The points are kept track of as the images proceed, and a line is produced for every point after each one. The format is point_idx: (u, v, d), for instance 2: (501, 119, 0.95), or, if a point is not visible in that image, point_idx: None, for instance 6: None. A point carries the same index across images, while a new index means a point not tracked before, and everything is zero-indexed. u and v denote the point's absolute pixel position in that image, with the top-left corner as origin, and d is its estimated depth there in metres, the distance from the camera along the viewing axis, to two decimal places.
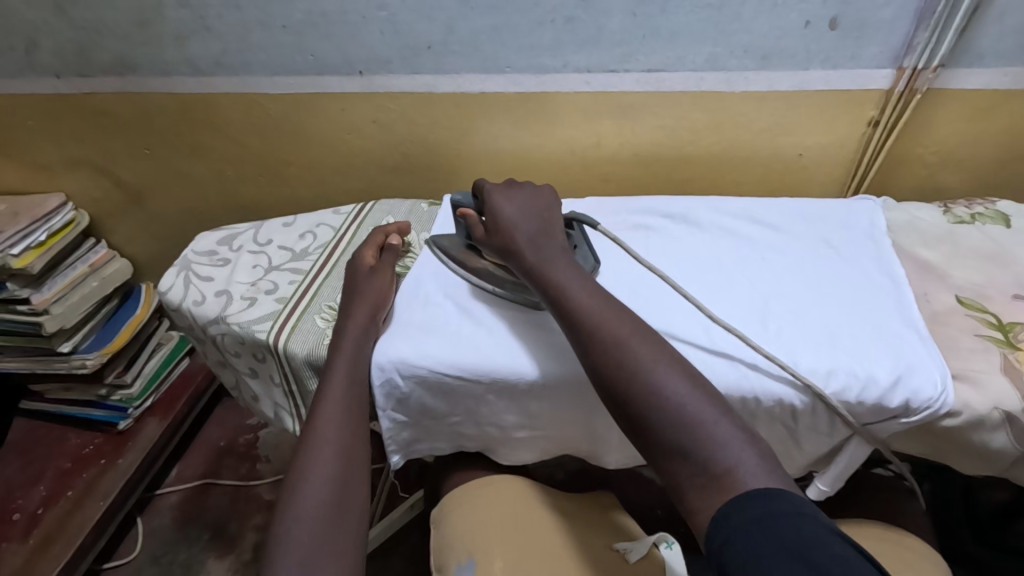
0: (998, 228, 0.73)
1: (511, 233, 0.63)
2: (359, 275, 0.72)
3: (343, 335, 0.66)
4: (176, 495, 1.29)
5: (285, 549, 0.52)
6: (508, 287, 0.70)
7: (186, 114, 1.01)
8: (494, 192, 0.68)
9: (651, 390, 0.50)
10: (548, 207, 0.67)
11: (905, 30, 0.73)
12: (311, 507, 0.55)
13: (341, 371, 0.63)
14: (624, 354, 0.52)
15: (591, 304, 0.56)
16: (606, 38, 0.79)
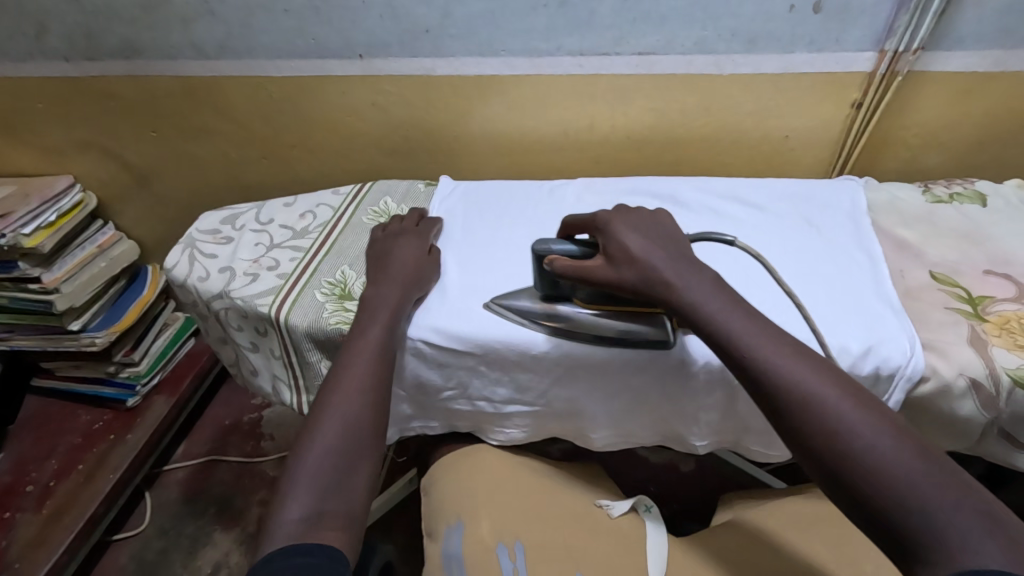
0: (974, 207, 0.75)
1: (647, 265, 0.59)
2: (398, 248, 0.74)
3: (380, 298, 0.68)
4: (183, 471, 1.33)
5: (299, 481, 0.55)
6: (618, 329, 0.64)
7: (191, 98, 1.04)
8: (610, 219, 0.64)
9: (795, 398, 0.50)
10: (667, 226, 0.65)
11: (887, 14, 0.75)
12: (329, 447, 0.57)
13: (378, 327, 0.65)
14: (761, 360, 0.53)
15: (715, 309, 0.56)
16: (597, 21, 0.82)
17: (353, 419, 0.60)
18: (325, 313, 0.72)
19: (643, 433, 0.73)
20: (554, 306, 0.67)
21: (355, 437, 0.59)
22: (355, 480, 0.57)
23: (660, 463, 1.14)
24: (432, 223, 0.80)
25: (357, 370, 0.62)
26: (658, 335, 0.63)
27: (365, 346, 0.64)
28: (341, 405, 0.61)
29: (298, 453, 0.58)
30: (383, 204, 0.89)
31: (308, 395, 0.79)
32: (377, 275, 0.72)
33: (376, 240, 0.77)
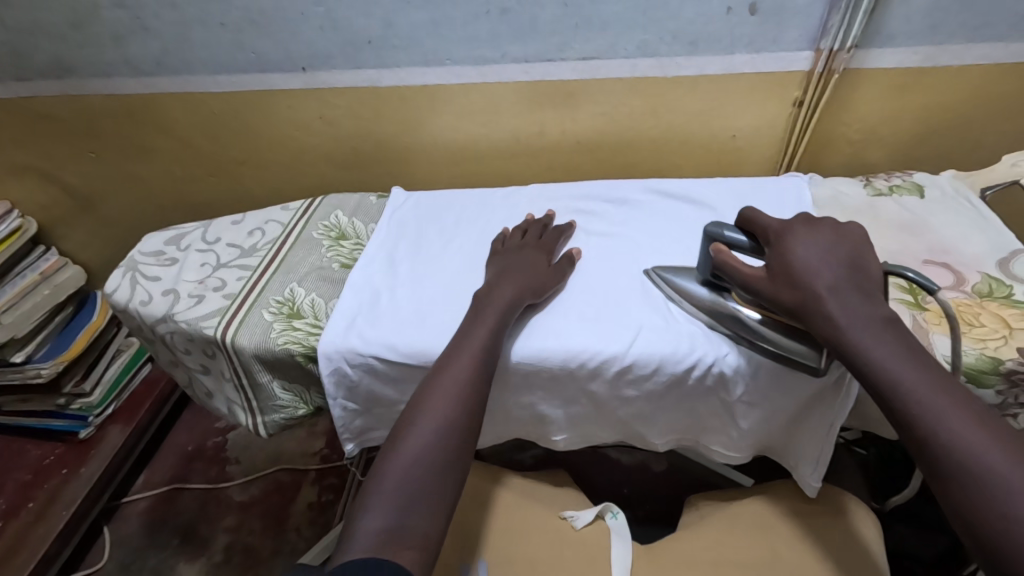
0: (912, 199, 0.77)
1: (812, 286, 0.55)
2: (525, 256, 0.71)
3: (486, 306, 0.65)
4: (143, 502, 1.27)
5: (384, 491, 0.53)
6: (771, 340, 0.59)
7: (130, 116, 1.00)
8: (789, 228, 0.59)
9: (913, 384, 0.49)
10: (861, 251, 0.58)
11: (820, 14, 0.77)
12: (417, 461, 0.55)
13: (484, 329, 0.62)
14: (884, 352, 0.51)
15: (848, 296, 0.54)
16: (540, 29, 0.82)
17: (442, 433, 0.57)
18: (274, 333, 0.70)
19: (605, 438, 0.73)
20: (711, 293, 0.64)
21: (441, 452, 0.56)
22: (439, 498, 0.54)
23: (633, 464, 1.13)
24: (559, 233, 0.76)
25: (452, 383, 0.59)
26: (806, 355, 0.58)
27: (466, 353, 0.61)
28: (433, 415, 0.58)
29: (384, 460, 0.56)
30: (334, 218, 0.87)
31: (260, 418, 0.76)
32: (495, 278, 0.69)
33: (495, 253, 0.74)
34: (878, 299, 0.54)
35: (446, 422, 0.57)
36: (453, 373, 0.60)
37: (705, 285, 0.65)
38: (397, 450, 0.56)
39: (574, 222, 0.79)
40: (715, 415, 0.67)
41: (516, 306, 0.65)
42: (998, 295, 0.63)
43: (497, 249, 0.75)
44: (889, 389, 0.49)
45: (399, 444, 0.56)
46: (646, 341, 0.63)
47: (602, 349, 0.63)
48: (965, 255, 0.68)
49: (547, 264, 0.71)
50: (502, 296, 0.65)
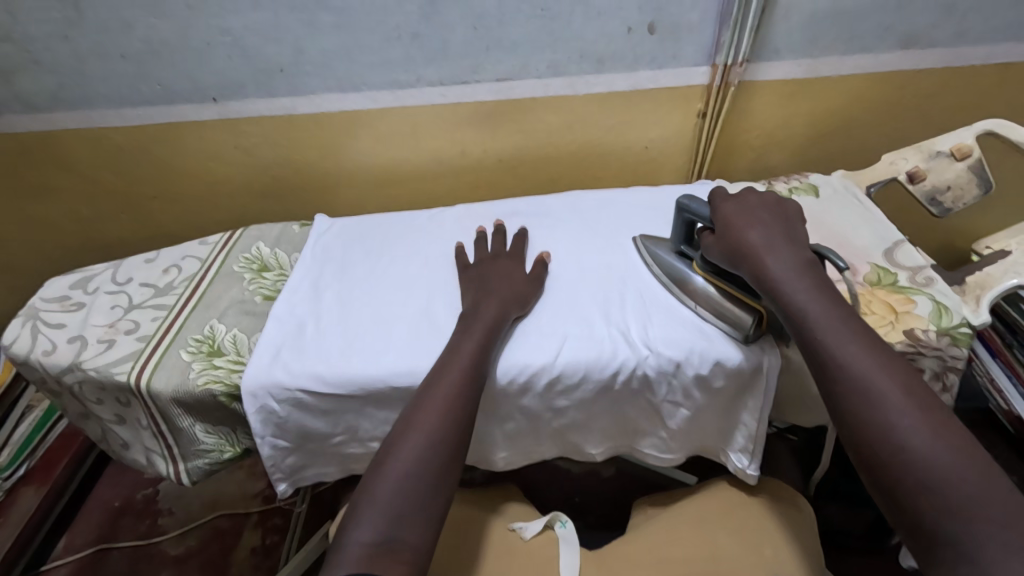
0: (809, 198, 0.83)
1: (744, 238, 0.63)
2: (499, 267, 0.73)
3: (472, 322, 0.65)
4: (64, 568, 1.17)
5: (374, 505, 0.52)
6: (720, 308, 0.65)
7: (26, 155, 0.95)
8: (734, 201, 0.67)
9: (866, 392, 0.52)
10: (792, 226, 0.65)
11: (712, 31, 0.82)
12: (407, 475, 0.54)
13: (472, 345, 0.63)
14: (847, 357, 0.54)
15: (841, 340, 0.55)
16: (452, 52, 0.83)
17: (434, 444, 0.56)
18: (192, 374, 0.67)
19: (544, 451, 0.74)
20: (677, 262, 0.71)
21: (433, 463, 0.55)
22: (428, 511, 0.53)
23: (582, 472, 1.15)
24: (519, 242, 0.77)
25: (442, 397, 0.59)
26: (740, 323, 0.64)
27: (453, 370, 0.60)
28: (421, 429, 0.57)
29: (372, 476, 0.55)
30: (254, 249, 0.85)
31: (184, 464, 0.72)
32: (475, 294, 0.69)
33: (470, 267, 0.74)
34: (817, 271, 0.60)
35: (437, 434, 0.57)
36: (442, 386, 0.59)
37: (676, 256, 0.71)
38: (387, 465, 0.55)
39: (526, 227, 0.81)
40: (643, 415, 0.69)
41: (504, 318, 0.66)
42: (885, 283, 0.68)
43: (466, 264, 0.75)
44: (871, 432, 0.50)
45: (390, 457, 0.55)
46: (572, 351, 0.65)
47: (532, 362, 0.64)
48: (855, 247, 0.74)
49: (519, 274, 0.72)
50: (492, 310, 0.66)
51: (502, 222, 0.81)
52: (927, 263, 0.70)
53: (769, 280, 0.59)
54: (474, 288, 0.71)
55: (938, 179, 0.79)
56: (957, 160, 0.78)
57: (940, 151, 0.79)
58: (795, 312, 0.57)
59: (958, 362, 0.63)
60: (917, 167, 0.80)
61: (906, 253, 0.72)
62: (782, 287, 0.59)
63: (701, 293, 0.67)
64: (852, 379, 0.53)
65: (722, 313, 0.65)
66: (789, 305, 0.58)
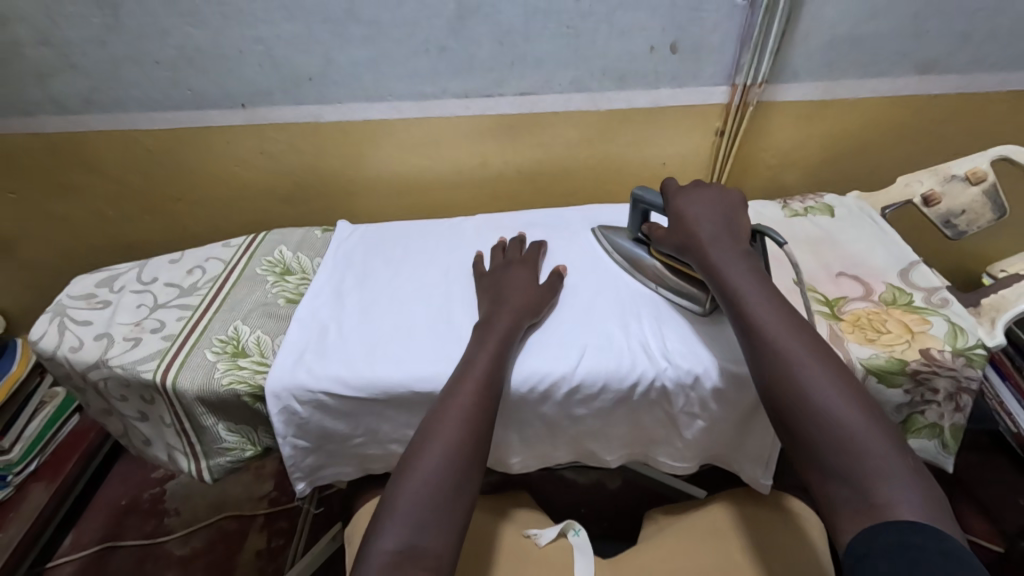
0: (824, 218, 0.84)
1: (690, 227, 0.67)
2: (516, 274, 0.74)
3: (488, 331, 0.66)
4: (71, 566, 1.17)
5: (396, 514, 0.53)
6: (676, 284, 0.71)
7: (56, 155, 0.97)
8: (683, 189, 0.71)
9: (779, 354, 0.55)
10: (735, 210, 0.69)
11: (733, 53, 0.84)
12: (429, 485, 0.55)
13: (487, 354, 0.63)
14: (766, 325, 0.57)
15: (764, 313, 0.58)
16: (477, 66, 0.85)
17: (453, 454, 0.57)
18: (217, 374, 0.68)
19: (558, 458, 0.75)
20: (635, 247, 0.77)
21: (454, 474, 0.56)
22: (449, 521, 0.54)
23: (589, 483, 1.15)
24: (535, 249, 0.79)
25: (460, 406, 0.60)
26: (697, 299, 0.69)
27: (470, 381, 0.61)
28: (441, 439, 0.58)
29: (394, 486, 0.56)
30: (277, 253, 0.86)
31: (205, 462, 0.73)
32: (493, 302, 0.70)
33: (487, 276, 0.76)
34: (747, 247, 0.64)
35: (456, 443, 0.57)
36: (460, 395, 0.60)
37: (634, 242, 0.78)
38: (409, 474, 0.56)
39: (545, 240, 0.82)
40: (659, 427, 0.70)
41: (519, 326, 0.67)
42: (901, 303, 0.70)
43: (481, 271, 0.77)
44: (781, 390, 0.54)
45: (410, 466, 0.56)
46: (592, 360, 0.66)
47: (550, 370, 0.65)
48: (870, 267, 0.75)
49: (536, 283, 0.74)
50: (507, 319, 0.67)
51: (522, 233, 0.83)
52: (943, 284, 0.71)
53: (708, 265, 0.64)
54: (490, 293, 0.72)
55: (953, 202, 0.80)
56: (972, 184, 0.79)
57: (954, 175, 0.80)
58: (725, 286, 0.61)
59: (972, 383, 0.63)
60: (933, 191, 0.81)
61: (921, 274, 0.73)
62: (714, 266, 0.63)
63: (657, 275, 0.73)
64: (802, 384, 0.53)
65: (679, 290, 0.71)
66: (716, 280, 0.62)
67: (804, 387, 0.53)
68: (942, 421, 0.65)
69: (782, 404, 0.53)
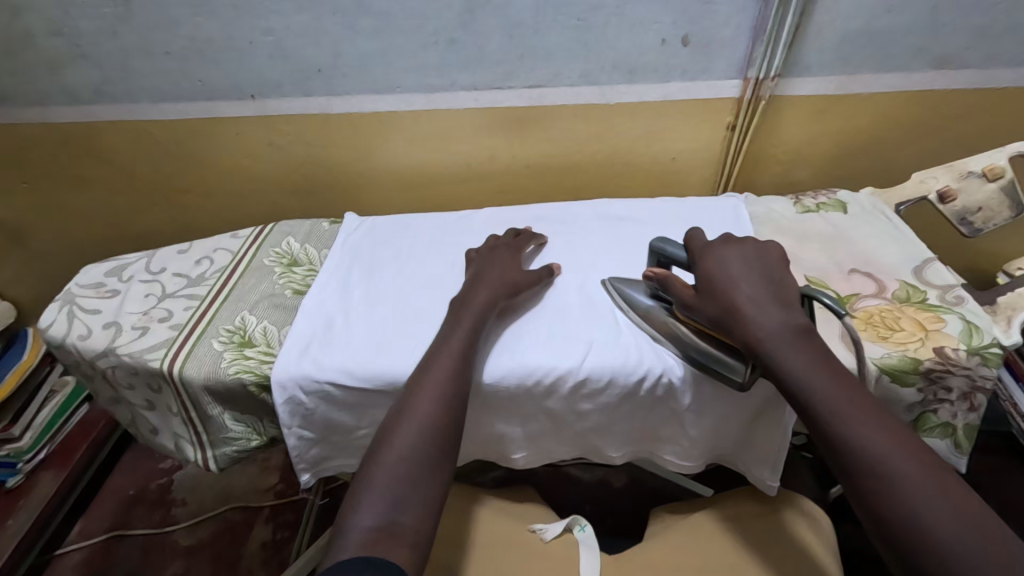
0: (837, 214, 0.83)
1: (730, 298, 0.59)
2: (501, 257, 0.75)
3: (462, 312, 0.67)
4: (79, 553, 1.18)
5: (373, 492, 0.53)
6: (704, 350, 0.63)
7: (66, 144, 0.97)
8: (712, 249, 0.64)
9: (856, 450, 0.49)
10: (776, 269, 0.62)
11: (746, 46, 0.83)
12: (405, 463, 0.54)
13: (460, 337, 0.64)
14: (833, 411, 0.51)
15: (830, 397, 0.52)
16: (487, 58, 0.85)
17: (429, 429, 0.57)
18: (224, 363, 0.68)
19: (563, 453, 0.74)
20: (651, 307, 0.68)
21: (429, 454, 0.56)
22: (426, 500, 0.53)
23: (594, 480, 1.15)
24: (530, 238, 0.80)
25: (433, 386, 0.60)
26: (732, 367, 0.61)
27: (443, 361, 0.61)
28: (415, 419, 0.57)
29: (369, 465, 0.55)
30: (285, 245, 0.86)
31: (211, 451, 0.74)
32: (470, 284, 0.71)
33: (474, 257, 0.77)
34: (794, 310, 0.58)
35: (429, 421, 0.57)
36: (435, 374, 0.60)
37: (650, 300, 0.69)
38: (383, 453, 0.55)
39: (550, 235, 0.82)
40: (666, 423, 0.69)
41: (492, 308, 0.68)
42: (914, 300, 0.68)
43: (471, 256, 0.78)
44: (872, 492, 0.47)
45: (385, 445, 0.56)
46: (599, 354, 0.65)
47: (556, 364, 0.65)
48: (884, 264, 0.74)
49: (520, 269, 0.74)
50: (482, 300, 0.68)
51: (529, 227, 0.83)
52: (957, 282, 0.70)
53: (755, 338, 0.56)
54: (470, 278, 0.73)
55: (970, 200, 0.79)
56: (989, 181, 0.78)
57: (971, 172, 0.79)
58: (777, 366, 0.54)
59: (987, 382, 0.62)
60: (949, 187, 0.80)
61: (936, 271, 0.72)
62: (760, 338, 0.56)
63: (682, 340, 0.64)
64: (888, 485, 0.47)
65: (709, 358, 0.63)
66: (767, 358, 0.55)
67: (897, 490, 0.46)
68: (955, 421, 0.64)
69: (876, 508, 0.47)
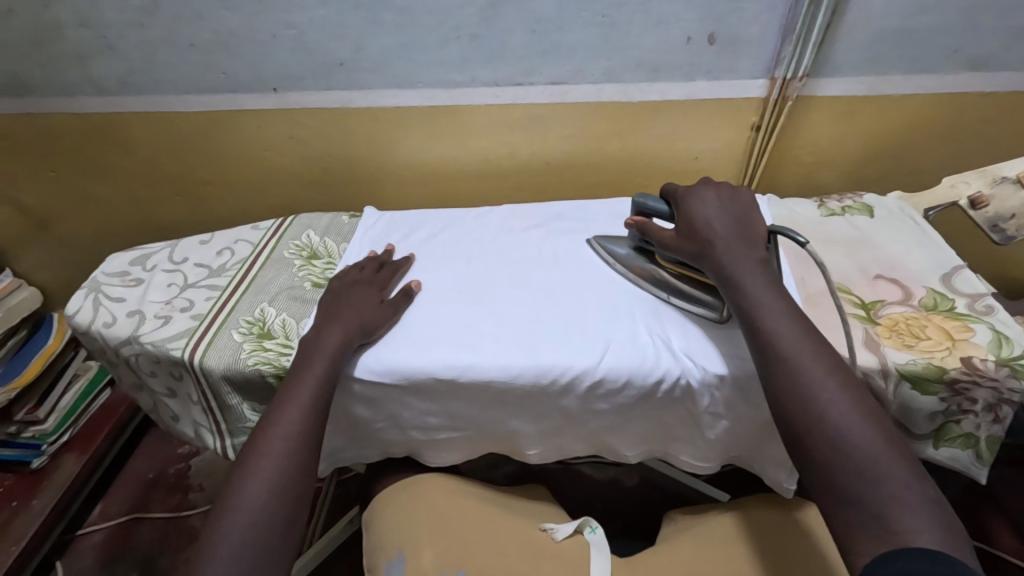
0: (863, 218, 0.81)
1: (705, 235, 0.65)
2: (356, 293, 0.72)
3: (313, 349, 0.65)
4: (99, 535, 1.21)
5: (222, 538, 0.53)
6: (687, 292, 0.69)
7: (92, 134, 0.99)
8: (692, 193, 0.69)
9: (790, 372, 0.53)
10: (748, 212, 0.68)
11: (774, 45, 0.82)
12: (258, 503, 0.55)
13: (318, 366, 0.63)
14: (780, 337, 0.56)
15: (778, 327, 0.56)
16: (509, 54, 0.84)
17: (281, 467, 0.58)
18: (244, 354, 0.69)
19: (577, 452, 0.74)
20: (636, 257, 0.75)
21: (278, 493, 0.56)
22: (271, 539, 0.54)
23: (605, 479, 1.14)
24: (392, 268, 0.77)
25: (287, 424, 0.60)
26: (711, 305, 0.67)
27: (298, 397, 0.61)
28: (266, 458, 0.58)
29: (220, 506, 0.55)
30: (305, 237, 0.87)
31: (230, 440, 0.75)
32: (325, 321, 0.69)
33: (330, 290, 0.74)
34: (759, 253, 0.63)
35: (281, 462, 0.58)
36: (286, 413, 0.61)
37: (635, 251, 0.75)
38: (232, 494, 0.56)
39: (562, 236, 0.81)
40: (683, 426, 0.69)
41: (346, 347, 0.65)
42: (942, 308, 0.67)
43: (333, 286, 0.75)
44: (797, 413, 0.52)
45: (235, 486, 0.56)
46: (616, 355, 0.65)
47: (572, 364, 0.65)
48: (910, 270, 0.72)
49: (380, 301, 0.71)
50: (334, 335, 0.66)
51: (390, 248, 0.81)
52: (988, 291, 0.68)
53: (724, 274, 0.62)
54: (326, 313, 0.70)
55: (1003, 205, 0.76)
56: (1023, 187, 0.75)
57: (1004, 177, 0.76)
58: (739, 295, 0.60)
59: (1015, 396, 0.60)
60: (981, 193, 0.78)
61: (966, 279, 0.70)
62: (725, 274, 0.61)
63: (665, 283, 0.71)
64: (812, 403, 0.51)
65: (691, 297, 0.69)
66: (732, 288, 0.60)
67: (820, 403, 0.51)
68: (978, 432, 0.63)
69: (800, 422, 0.51)
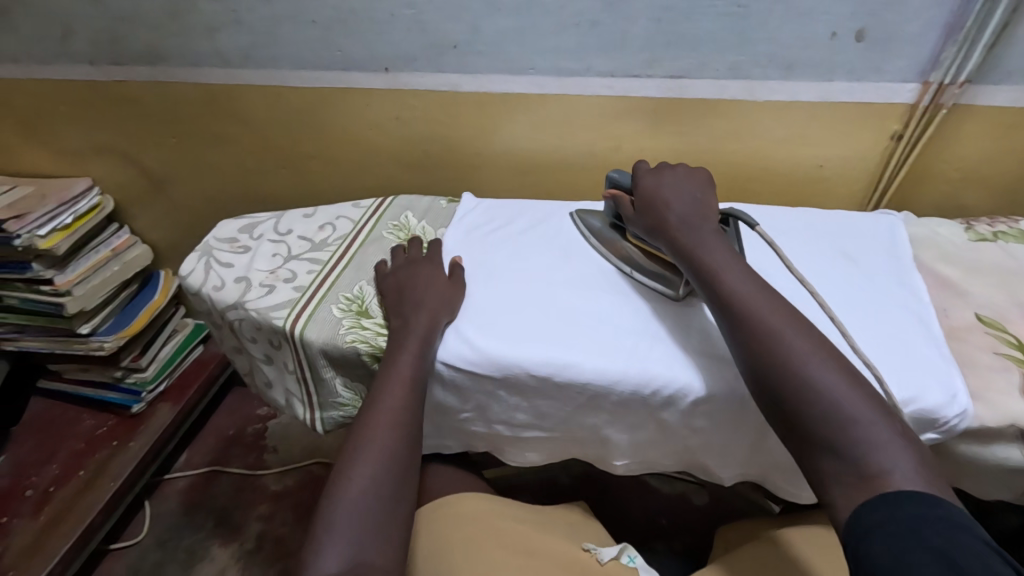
0: (1019, 246, 0.72)
1: (662, 213, 0.65)
2: (413, 276, 0.71)
3: (407, 329, 0.65)
4: (183, 482, 1.29)
5: (335, 530, 0.53)
6: (646, 266, 0.71)
7: (211, 103, 1.03)
8: (654, 172, 0.69)
9: (767, 344, 0.53)
10: (706, 189, 0.68)
11: (933, 45, 0.73)
12: (367, 493, 0.56)
13: (409, 354, 0.62)
14: (752, 311, 0.55)
15: (749, 299, 0.56)
16: (630, 43, 0.80)
17: (392, 457, 0.58)
18: (342, 330, 0.69)
19: (666, 466, 0.70)
20: (610, 232, 0.76)
21: (389, 484, 0.57)
22: (390, 530, 0.55)
23: (674, 494, 1.09)
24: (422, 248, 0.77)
25: (389, 411, 0.60)
26: (670, 281, 0.68)
27: (395, 383, 0.61)
28: (376, 447, 0.58)
29: (330, 497, 0.56)
30: (403, 219, 0.87)
31: (319, 413, 0.76)
32: (405, 303, 0.68)
33: (387, 284, 0.72)
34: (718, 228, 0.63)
35: (389, 451, 0.58)
36: (387, 400, 0.60)
37: (610, 227, 0.77)
38: (343, 486, 0.56)
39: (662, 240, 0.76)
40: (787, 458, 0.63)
41: (437, 326, 0.65)
42: None
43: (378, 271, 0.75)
44: (778, 382, 0.52)
45: (345, 477, 0.56)
46: (726, 372, 0.60)
47: (677, 377, 0.60)
48: None
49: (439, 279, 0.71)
50: (422, 321, 0.65)
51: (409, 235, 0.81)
52: None
53: (685, 248, 0.62)
54: (395, 299, 0.70)
55: None
56: None
57: None
58: (704, 268, 0.59)
59: None
60: None
61: None
62: (688, 249, 0.61)
63: (628, 258, 0.72)
64: (793, 373, 0.51)
65: (648, 272, 0.70)
66: (701, 269, 0.60)
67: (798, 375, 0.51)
68: None
69: (780, 393, 0.52)
